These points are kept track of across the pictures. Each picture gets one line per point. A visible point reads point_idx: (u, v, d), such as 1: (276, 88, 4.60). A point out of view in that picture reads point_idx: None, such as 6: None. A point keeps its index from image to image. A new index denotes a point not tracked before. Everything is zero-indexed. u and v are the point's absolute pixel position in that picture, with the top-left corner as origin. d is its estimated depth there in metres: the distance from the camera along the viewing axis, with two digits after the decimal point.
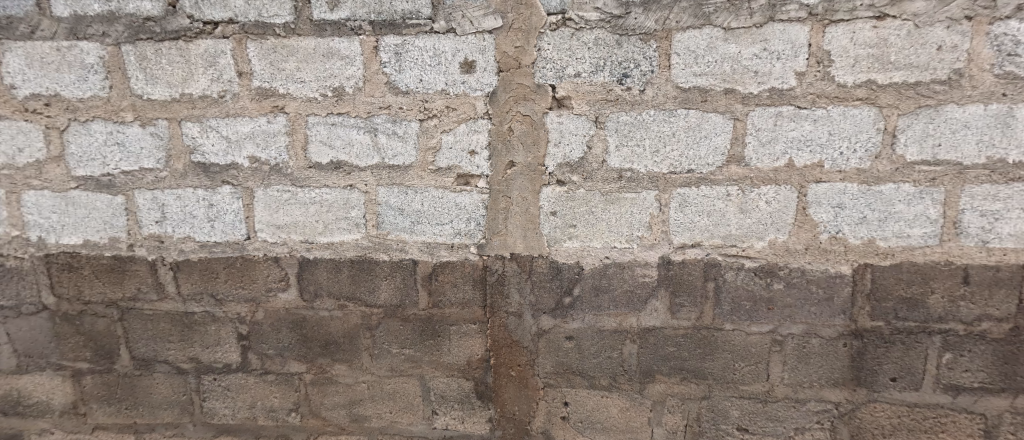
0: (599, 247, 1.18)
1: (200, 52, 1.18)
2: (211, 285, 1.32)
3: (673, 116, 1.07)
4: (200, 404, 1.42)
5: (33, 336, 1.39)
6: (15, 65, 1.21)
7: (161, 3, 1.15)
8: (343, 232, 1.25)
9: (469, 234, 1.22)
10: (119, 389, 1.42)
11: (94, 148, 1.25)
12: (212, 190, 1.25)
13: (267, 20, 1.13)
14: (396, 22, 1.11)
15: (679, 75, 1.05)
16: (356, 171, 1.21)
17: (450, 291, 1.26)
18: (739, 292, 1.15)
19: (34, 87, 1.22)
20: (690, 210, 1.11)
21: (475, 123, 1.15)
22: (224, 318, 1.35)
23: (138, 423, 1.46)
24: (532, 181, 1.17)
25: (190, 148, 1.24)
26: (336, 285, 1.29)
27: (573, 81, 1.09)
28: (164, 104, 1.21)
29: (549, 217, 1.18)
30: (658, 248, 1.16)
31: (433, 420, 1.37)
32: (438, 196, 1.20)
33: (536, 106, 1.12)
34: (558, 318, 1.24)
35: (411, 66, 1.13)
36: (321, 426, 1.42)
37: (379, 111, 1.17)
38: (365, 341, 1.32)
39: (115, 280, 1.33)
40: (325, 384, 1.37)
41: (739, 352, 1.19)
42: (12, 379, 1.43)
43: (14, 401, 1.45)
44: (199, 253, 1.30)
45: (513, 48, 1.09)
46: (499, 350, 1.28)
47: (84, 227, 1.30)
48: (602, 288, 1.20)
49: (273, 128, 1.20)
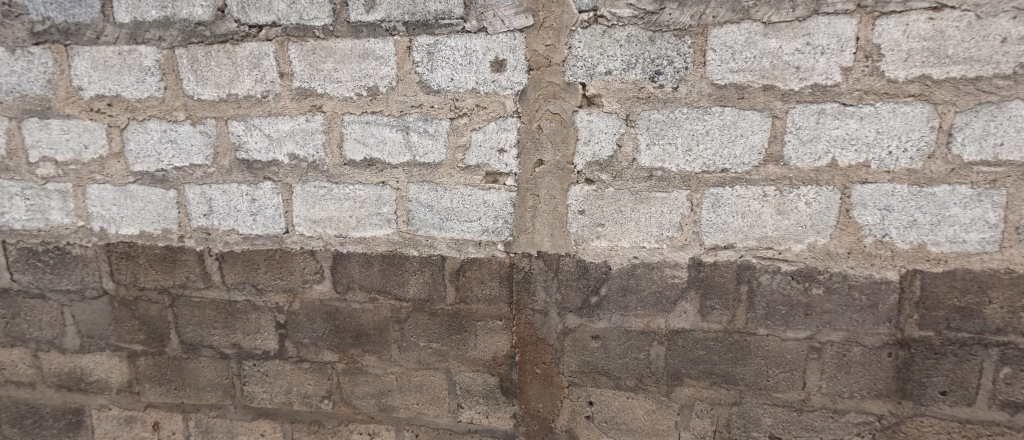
0: (628, 247, 1.17)
1: (246, 54, 1.24)
2: (252, 276, 1.40)
3: (708, 113, 1.05)
4: (241, 387, 1.50)
5: (95, 318, 1.51)
6: (82, 68, 1.32)
7: (211, 9, 1.22)
8: (375, 227, 1.29)
9: (497, 232, 1.23)
10: (169, 370, 1.53)
11: (150, 145, 1.35)
12: (254, 185, 1.32)
13: (307, 23, 1.19)
14: (429, 22, 1.13)
15: (714, 71, 1.02)
16: (388, 168, 1.25)
17: (477, 287, 1.28)
18: (774, 296, 1.12)
19: (99, 89, 1.33)
20: (723, 210, 1.09)
21: (504, 121, 1.16)
22: (263, 307, 1.42)
23: (185, 403, 1.56)
24: (560, 180, 1.17)
25: (236, 145, 1.31)
26: (368, 278, 1.33)
27: (604, 79, 1.09)
28: (212, 103, 1.29)
29: (577, 216, 1.18)
30: (688, 249, 1.13)
31: (459, 414, 1.40)
32: (467, 194, 1.22)
33: (565, 105, 1.12)
34: (584, 317, 1.24)
35: (443, 66, 1.15)
36: (351, 414, 1.47)
37: (411, 110, 1.20)
38: (395, 334, 1.36)
39: (167, 269, 1.43)
40: (356, 374, 1.43)
41: (773, 358, 1.16)
42: (77, 358, 1.56)
43: (78, 378, 1.58)
44: (242, 245, 1.38)
45: (543, 46, 1.10)
46: (524, 347, 1.29)
47: (140, 218, 1.40)
48: (630, 288, 1.19)
49: (311, 127, 1.26)
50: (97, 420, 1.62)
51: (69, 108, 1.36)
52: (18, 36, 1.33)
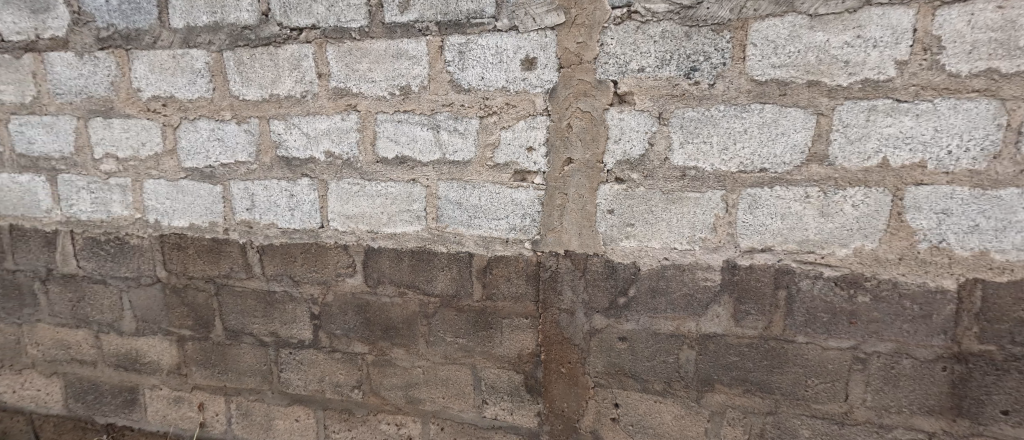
0: (658, 247, 1.14)
1: (287, 56, 1.30)
2: (290, 268, 1.46)
3: (746, 111, 1.01)
4: (278, 374, 1.58)
5: (149, 304, 1.63)
6: (141, 71, 1.42)
7: (256, 13, 1.29)
8: (405, 223, 1.32)
9: (524, 230, 1.23)
10: (214, 355, 1.62)
11: (200, 143, 1.43)
12: (293, 181, 1.38)
13: (345, 25, 1.23)
14: (461, 22, 1.15)
15: (754, 66, 0.98)
16: (419, 166, 1.27)
17: (504, 285, 1.29)
18: (815, 302, 1.06)
19: (155, 90, 1.42)
20: (761, 212, 1.04)
21: (534, 120, 1.16)
22: (300, 298, 1.48)
23: (227, 387, 1.65)
24: (590, 178, 1.15)
25: (276, 143, 1.37)
26: (398, 273, 1.37)
27: (636, 77, 1.07)
28: (256, 103, 1.36)
29: (606, 215, 1.16)
30: (722, 251, 1.10)
31: (483, 409, 1.41)
32: (496, 192, 1.23)
33: (596, 102, 1.11)
34: (612, 317, 1.22)
35: (474, 65, 1.17)
36: (380, 404, 1.52)
37: (442, 108, 1.22)
38: (423, 328, 1.39)
39: (213, 260, 1.52)
40: (385, 365, 1.47)
41: (812, 367, 1.10)
42: (133, 340, 1.68)
43: (134, 359, 1.71)
44: (281, 238, 1.45)
45: (575, 44, 1.09)
46: (550, 346, 1.29)
47: (190, 211, 1.50)
48: (659, 290, 1.17)
49: (347, 126, 1.30)
50: (150, 398, 1.74)
51: (129, 108, 1.46)
52: (86, 42, 1.44)
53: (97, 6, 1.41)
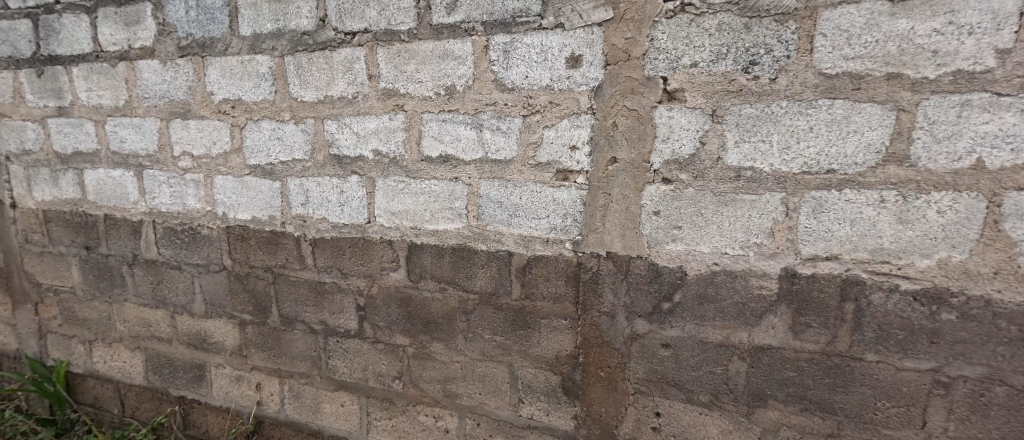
0: (707, 252, 1.09)
1: (341, 58, 1.36)
2: (339, 261, 1.54)
3: (812, 107, 0.93)
4: (326, 360, 1.67)
5: (216, 289, 1.78)
6: (213, 76, 1.55)
7: (315, 19, 1.37)
8: (447, 221, 1.35)
9: (565, 230, 1.22)
10: (270, 339, 1.74)
11: (262, 142, 1.54)
12: (344, 179, 1.45)
13: (394, 28, 1.28)
14: (506, 21, 1.15)
15: (822, 58, 0.91)
16: (462, 164, 1.29)
17: (543, 285, 1.28)
18: (887, 317, 0.97)
19: (225, 93, 1.55)
20: (826, 216, 0.96)
21: (577, 118, 1.14)
22: (347, 290, 1.56)
23: (280, 370, 1.76)
24: (635, 178, 1.12)
25: (330, 142, 1.44)
26: (439, 270, 1.40)
27: (688, 72, 1.02)
28: (312, 104, 1.44)
29: (651, 217, 1.12)
30: (780, 258, 1.02)
31: (520, 408, 1.41)
32: (537, 191, 1.22)
33: (644, 100, 1.07)
34: (655, 323, 1.18)
35: (518, 64, 1.17)
36: (419, 396, 1.56)
37: (486, 107, 1.23)
38: (462, 324, 1.41)
39: (271, 251, 1.63)
40: (425, 358, 1.51)
41: (882, 388, 1.00)
42: (202, 321, 1.84)
43: (202, 339, 1.87)
44: (331, 232, 1.52)
45: (622, 40, 1.06)
46: (588, 348, 1.26)
47: (253, 205, 1.62)
48: (707, 296, 1.11)
49: (394, 125, 1.34)
50: (215, 376, 1.90)
51: (203, 110, 1.60)
52: (169, 51, 1.60)
53: (178, 17, 1.55)
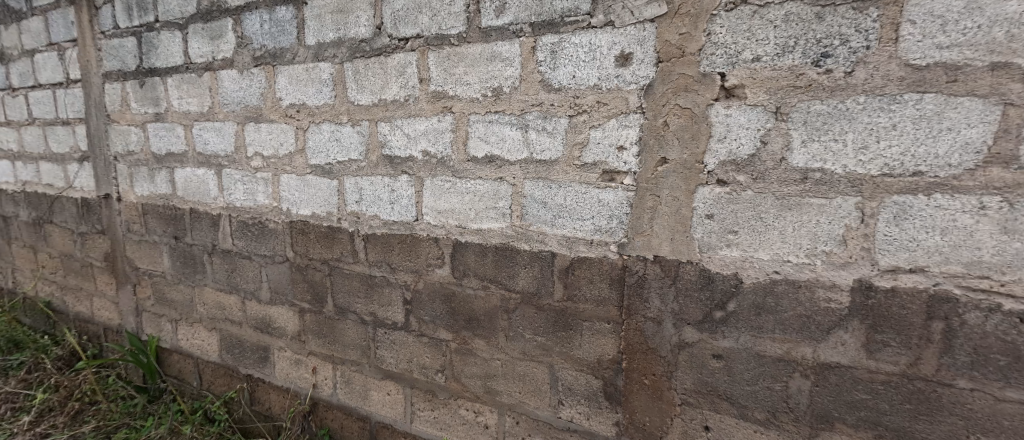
0: (766, 259, 1.02)
1: (395, 63, 1.42)
2: (389, 256, 1.60)
3: (895, 102, 0.84)
4: (375, 350, 1.75)
5: (280, 279, 1.92)
6: (282, 82, 1.68)
7: (372, 27, 1.44)
8: (491, 220, 1.36)
9: (610, 232, 1.19)
10: (326, 328, 1.85)
11: (323, 143, 1.64)
12: (395, 178, 1.52)
13: (445, 33, 1.31)
14: (555, 21, 1.15)
15: (910, 48, 0.81)
16: (506, 164, 1.30)
17: (587, 287, 1.25)
18: (986, 340, 0.85)
19: (292, 99, 1.67)
20: (909, 223, 0.86)
21: (626, 117, 1.11)
22: (395, 284, 1.62)
23: (334, 357, 1.87)
24: (686, 180, 1.07)
25: (383, 143, 1.51)
26: (483, 268, 1.41)
27: (749, 67, 0.96)
28: (368, 108, 1.51)
29: (704, 220, 1.07)
30: (853, 268, 0.93)
31: (560, 410, 1.40)
32: (582, 191, 1.20)
33: (699, 98, 1.02)
34: (705, 332, 1.12)
35: (566, 63, 1.16)
36: (460, 391, 1.59)
37: (532, 108, 1.23)
38: (503, 322, 1.43)
39: (328, 244, 1.74)
40: (467, 354, 1.54)
41: (976, 420, 0.88)
42: (267, 307, 2.00)
43: (267, 324, 2.03)
44: (382, 229, 1.59)
45: (677, 35, 1.02)
46: (632, 354, 1.22)
47: (313, 202, 1.73)
48: (765, 307, 1.04)
49: (442, 127, 1.38)
50: (277, 358, 2.05)
51: (272, 114, 1.74)
52: (245, 61, 1.75)
53: (254, 30, 1.70)
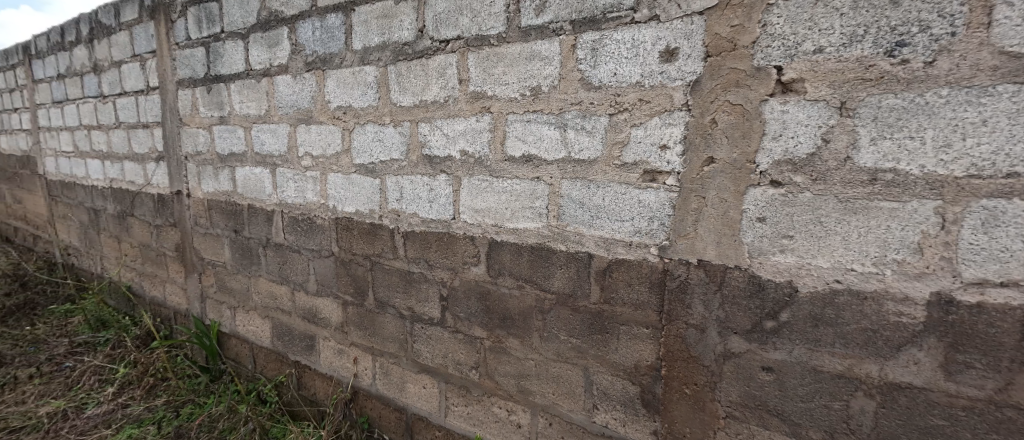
0: (824, 267, 0.94)
1: (435, 65, 1.45)
2: (427, 253, 1.64)
3: (987, 94, 0.75)
4: (412, 344, 1.79)
5: (325, 272, 2.02)
6: (331, 86, 1.76)
7: (415, 30, 1.47)
8: (528, 220, 1.36)
9: (651, 234, 1.15)
10: (367, 320, 1.92)
11: (367, 143, 1.70)
12: (434, 177, 1.55)
13: (485, 33, 1.32)
14: (596, 18, 1.13)
15: (1005, 33, 0.72)
16: (544, 164, 1.29)
17: (625, 290, 1.22)
18: None
19: (339, 101, 1.75)
20: (1001, 231, 0.77)
21: (670, 115, 1.06)
22: (433, 280, 1.65)
23: (373, 349, 1.94)
24: (735, 181, 1.01)
25: (423, 143, 1.55)
26: (519, 268, 1.41)
27: (810, 59, 0.89)
28: (409, 109, 1.55)
29: (755, 224, 1.00)
30: (929, 280, 0.84)
31: (594, 415, 1.37)
32: (621, 192, 1.17)
33: (751, 94, 0.96)
34: (754, 343, 1.05)
35: (607, 61, 1.13)
36: (493, 388, 1.59)
37: (570, 107, 1.21)
38: (538, 323, 1.41)
39: (370, 241, 1.80)
40: (501, 353, 1.54)
41: None
42: (314, 299, 2.11)
43: (313, 314, 2.14)
44: (421, 227, 1.63)
45: (727, 28, 0.96)
46: (672, 362, 1.17)
47: (356, 199, 1.80)
48: (824, 318, 0.96)
49: (480, 126, 1.39)
50: (321, 347, 2.16)
51: (321, 116, 1.83)
52: (298, 66, 1.85)
53: (307, 37, 1.79)
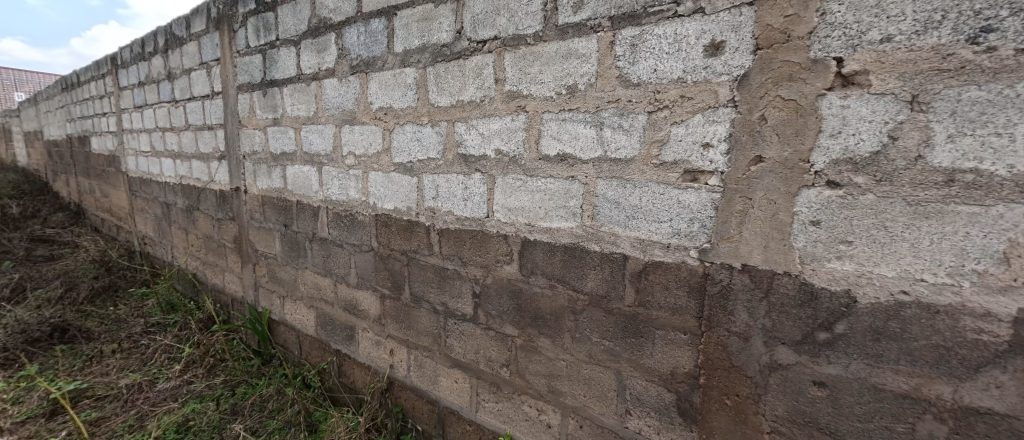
0: (886, 275, 0.86)
1: (473, 65, 1.46)
2: (461, 251, 1.66)
3: None
4: (445, 339, 1.82)
5: (365, 267, 2.09)
6: (373, 88, 1.81)
7: (453, 32, 1.49)
8: (561, 219, 1.34)
9: (690, 236, 1.10)
10: (402, 314, 1.98)
11: (405, 142, 1.75)
12: (469, 176, 1.56)
13: (522, 33, 1.31)
14: (637, 13, 1.09)
15: None
16: (579, 163, 1.27)
17: (661, 294, 1.17)
18: None
19: (380, 102, 1.80)
20: None
21: (714, 112, 1.01)
22: (466, 277, 1.67)
23: (408, 342, 1.99)
24: (787, 181, 0.94)
25: (459, 142, 1.56)
26: (552, 267, 1.39)
27: (877, 49, 0.82)
28: (446, 109, 1.57)
29: (808, 227, 0.93)
30: (1017, 294, 0.75)
31: (627, 420, 1.33)
32: (660, 192, 1.13)
33: (806, 88, 0.89)
34: (804, 355, 0.98)
35: (647, 57, 1.09)
36: (524, 387, 1.59)
37: (608, 105, 1.18)
38: (570, 323, 1.39)
39: (407, 237, 1.84)
40: (532, 352, 1.53)
41: None
42: (354, 292, 2.19)
43: (353, 307, 2.23)
44: (455, 224, 1.65)
45: (781, 18, 0.90)
46: (712, 371, 1.12)
47: (394, 197, 1.85)
48: (887, 332, 0.88)
49: (515, 125, 1.39)
50: (360, 338, 2.24)
51: (363, 116, 1.89)
52: (344, 70, 1.92)
53: (352, 42, 1.86)
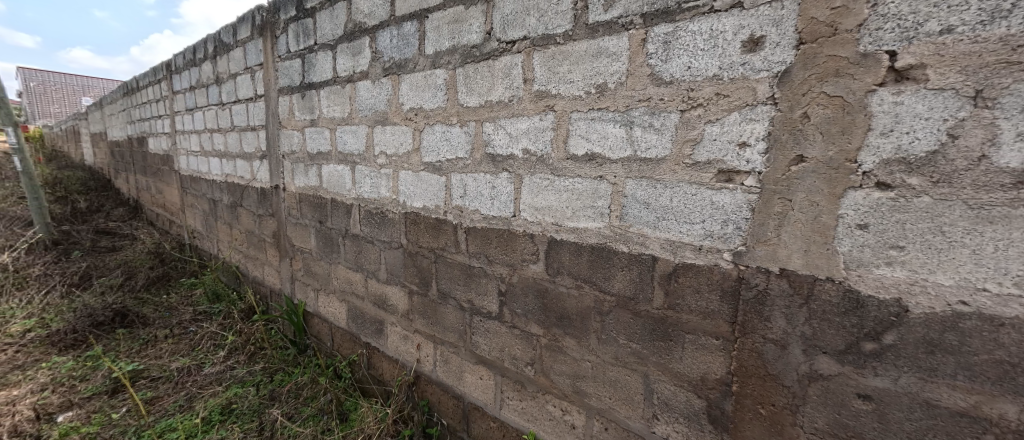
0: (943, 284, 0.81)
1: (502, 66, 1.47)
2: (487, 249, 1.67)
3: None
4: (471, 336, 1.84)
5: (394, 263, 2.15)
6: (404, 89, 1.85)
7: (483, 33, 1.50)
8: (589, 219, 1.32)
9: (723, 238, 1.06)
10: (429, 310, 2.01)
11: (434, 142, 1.78)
12: (496, 175, 1.57)
13: (551, 32, 1.31)
14: (670, 9, 1.06)
15: None
16: (608, 163, 1.25)
17: (692, 297, 1.14)
18: None
19: (411, 103, 1.84)
20: None
21: (752, 110, 0.97)
22: (491, 275, 1.68)
23: (435, 337, 2.02)
24: (831, 182, 0.89)
25: (487, 142, 1.57)
26: (578, 268, 1.38)
27: (936, 41, 0.76)
28: (475, 109, 1.59)
29: (854, 231, 0.88)
30: None
31: (654, 424, 1.30)
32: (691, 193, 1.10)
33: (854, 84, 0.84)
34: (847, 365, 0.93)
35: (681, 54, 1.06)
36: (548, 387, 1.58)
37: (638, 104, 1.15)
38: (596, 324, 1.38)
39: (435, 235, 1.88)
40: (557, 352, 1.53)
41: None
42: (383, 287, 2.25)
43: (382, 302, 2.29)
44: (482, 223, 1.66)
45: (827, 11, 0.85)
46: (746, 378, 1.08)
47: (423, 195, 1.89)
48: (942, 345, 0.82)
49: (543, 125, 1.38)
50: (388, 333, 2.30)
51: (394, 117, 1.94)
52: (376, 72, 1.98)
53: (385, 45, 1.91)
